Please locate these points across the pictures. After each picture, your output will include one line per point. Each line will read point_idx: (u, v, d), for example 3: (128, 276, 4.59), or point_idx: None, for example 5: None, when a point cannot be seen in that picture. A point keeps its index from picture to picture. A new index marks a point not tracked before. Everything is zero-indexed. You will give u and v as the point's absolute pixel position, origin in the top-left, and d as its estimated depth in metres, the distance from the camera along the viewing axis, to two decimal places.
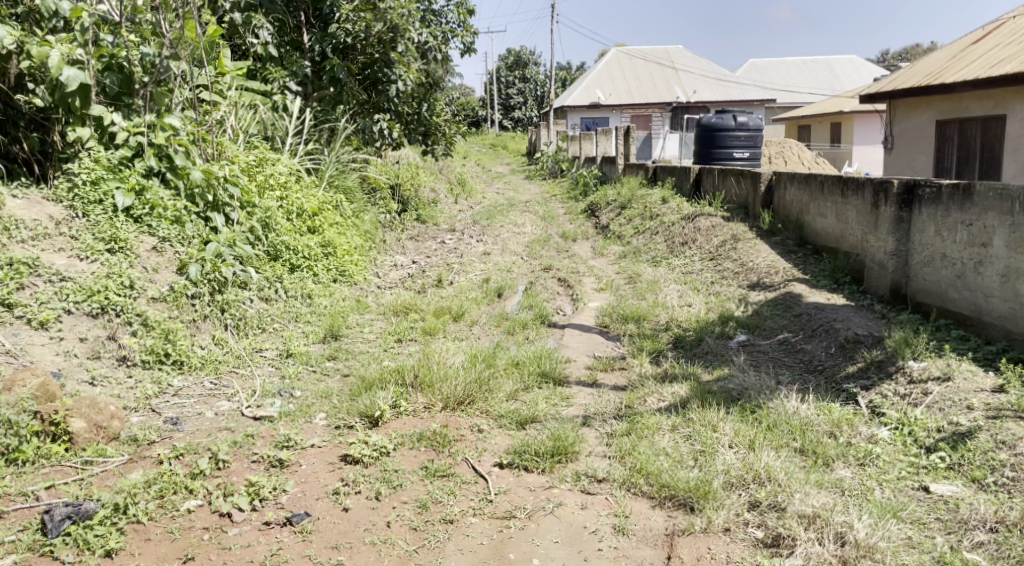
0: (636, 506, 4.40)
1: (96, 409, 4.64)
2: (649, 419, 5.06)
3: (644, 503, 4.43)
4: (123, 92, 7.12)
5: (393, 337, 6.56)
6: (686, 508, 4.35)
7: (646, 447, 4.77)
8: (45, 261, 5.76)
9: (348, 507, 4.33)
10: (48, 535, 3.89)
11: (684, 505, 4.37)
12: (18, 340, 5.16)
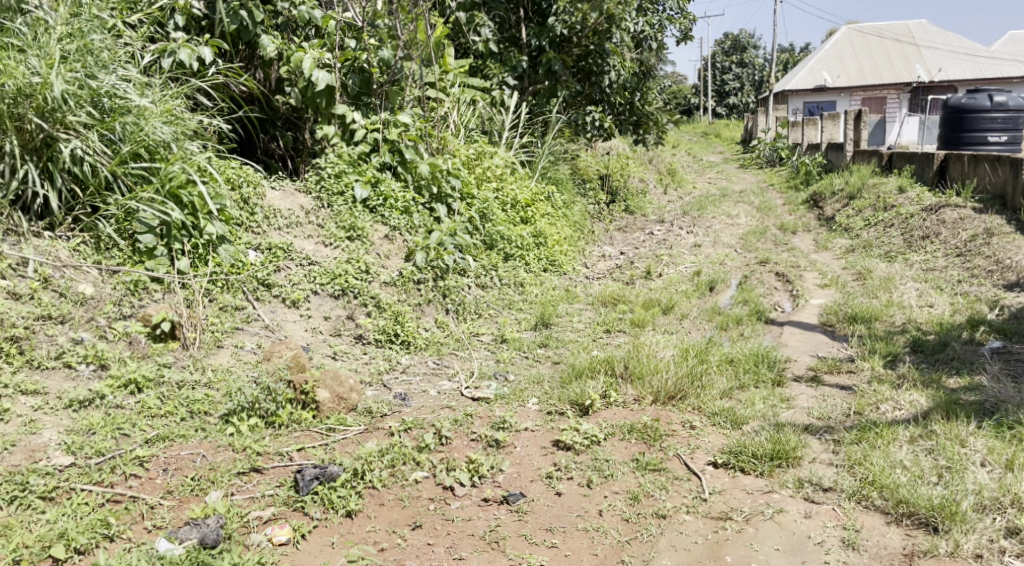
0: (870, 520, 4.24)
1: (338, 381, 5.07)
2: (884, 429, 4.82)
3: (878, 518, 4.25)
4: (363, 92, 7.71)
5: (602, 328, 6.64)
6: (928, 528, 4.14)
7: (879, 457, 4.57)
8: (297, 246, 6.41)
9: (560, 492, 4.48)
10: (300, 492, 4.26)
11: (926, 524, 4.16)
12: (275, 316, 5.76)
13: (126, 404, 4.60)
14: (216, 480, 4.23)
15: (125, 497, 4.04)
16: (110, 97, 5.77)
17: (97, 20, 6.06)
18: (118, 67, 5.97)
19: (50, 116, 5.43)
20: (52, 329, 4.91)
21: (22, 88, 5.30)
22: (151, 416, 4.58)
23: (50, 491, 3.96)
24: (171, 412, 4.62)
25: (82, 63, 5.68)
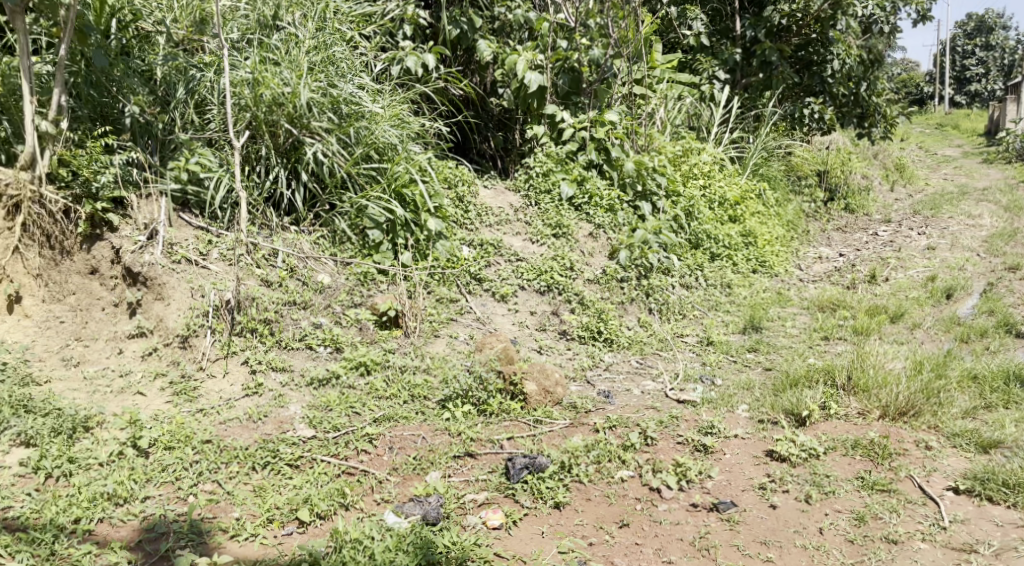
0: None
1: (544, 374, 5.13)
2: None
3: None
4: (573, 91, 7.81)
5: (820, 335, 6.37)
6: None
7: None
8: (506, 243, 6.65)
9: (776, 505, 4.35)
10: (510, 480, 4.39)
11: None
12: (485, 309, 5.99)
13: (357, 385, 4.97)
14: (434, 462, 4.46)
15: (357, 470, 4.34)
16: (347, 103, 6.22)
17: (338, 33, 6.58)
18: (355, 76, 6.45)
19: (297, 122, 5.92)
20: (297, 314, 5.36)
21: (276, 97, 5.85)
22: (378, 396, 4.91)
23: (296, 458, 4.33)
24: (394, 395, 4.92)
25: (325, 73, 6.22)
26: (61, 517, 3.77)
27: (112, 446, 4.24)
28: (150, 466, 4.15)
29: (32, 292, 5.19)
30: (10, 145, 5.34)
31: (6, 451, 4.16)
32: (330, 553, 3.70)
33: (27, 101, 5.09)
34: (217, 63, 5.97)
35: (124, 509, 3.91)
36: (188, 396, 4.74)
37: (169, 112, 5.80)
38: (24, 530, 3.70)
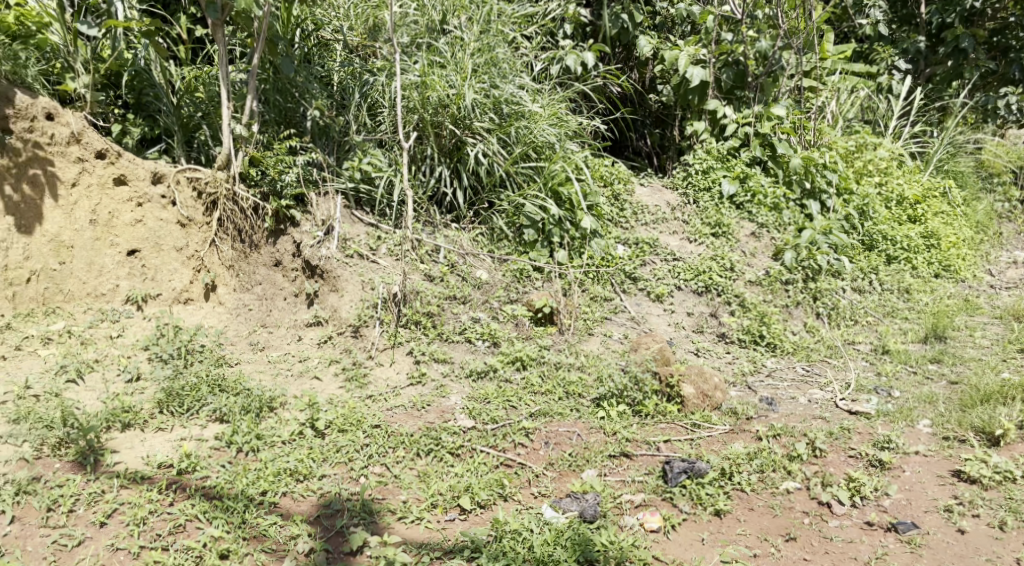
0: None
1: (702, 378, 5.04)
2: None
3: None
4: (737, 86, 7.61)
5: (1014, 347, 5.95)
6: None
7: None
8: (663, 242, 6.62)
9: (964, 530, 4.13)
10: (668, 483, 4.35)
11: None
12: (640, 309, 5.98)
13: (514, 379, 5.10)
14: (590, 460, 4.50)
15: (515, 463, 4.45)
16: (507, 103, 6.38)
17: (502, 35, 6.71)
18: (516, 76, 6.62)
19: (460, 123, 6.17)
20: (457, 308, 5.57)
21: (443, 99, 6.08)
22: (534, 391, 5.00)
23: (457, 447, 4.49)
24: (550, 391, 5.00)
25: (488, 75, 6.37)
26: (250, 488, 4.07)
27: (293, 426, 4.56)
28: (326, 446, 4.44)
29: (225, 283, 5.67)
30: (209, 148, 5.85)
31: (204, 426, 4.57)
32: (492, 541, 3.84)
33: (225, 107, 5.57)
34: (389, 68, 6.33)
35: (304, 484, 4.18)
36: (358, 382, 5.02)
37: (344, 115, 6.17)
38: (218, 498, 4.02)
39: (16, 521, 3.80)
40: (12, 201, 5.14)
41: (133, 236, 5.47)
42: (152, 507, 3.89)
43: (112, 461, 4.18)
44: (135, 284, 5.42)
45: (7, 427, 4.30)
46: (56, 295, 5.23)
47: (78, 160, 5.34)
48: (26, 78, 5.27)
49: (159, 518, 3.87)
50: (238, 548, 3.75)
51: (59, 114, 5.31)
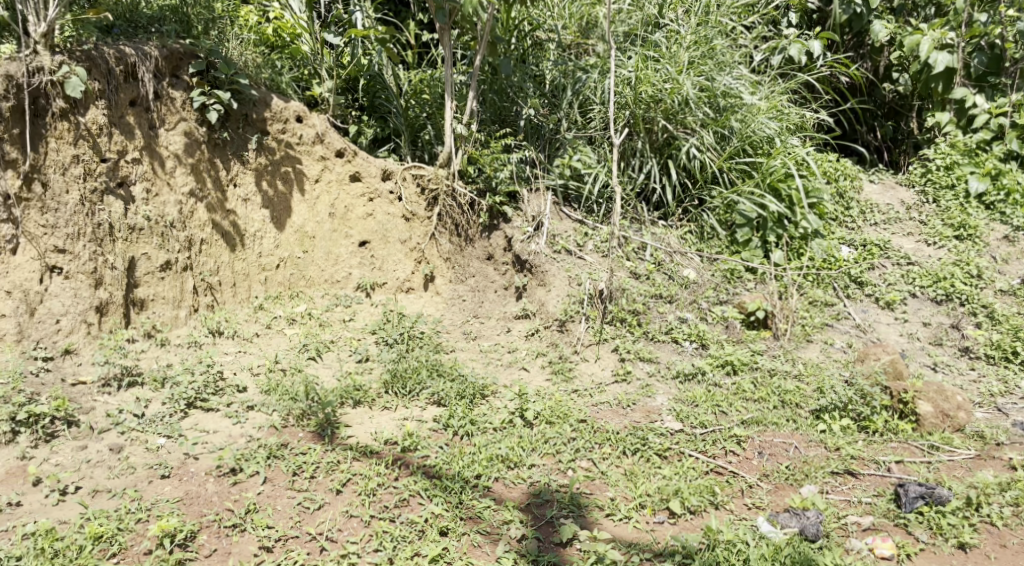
0: None
1: (943, 396, 4.79)
2: None
3: None
4: (990, 72, 7.04)
5: None
6: None
7: None
8: (895, 244, 6.29)
9: None
10: (903, 508, 4.14)
11: None
12: (867, 315, 5.71)
13: (724, 383, 5.03)
14: (810, 475, 4.38)
15: (726, 471, 4.41)
16: (724, 96, 6.29)
17: (721, 26, 6.57)
18: (734, 68, 6.49)
19: (674, 117, 6.14)
20: (663, 307, 5.55)
21: (656, 94, 6.05)
22: (745, 398, 4.92)
23: (665, 449, 4.51)
24: (764, 398, 4.89)
25: (705, 67, 6.26)
26: (466, 471, 4.29)
27: (504, 414, 4.74)
28: (536, 436, 4.58)
29: (443, 274, 6.03)
30: (433, 146, 6.20)
31: (424, 407, 4.87)
32: (703, 549, 3.83)
33: (448, 108, 5.89)
34: (603, 65, 6.36)
35: (515, 472, 4.35)
36: (564, 375, 5.14)
37: (557, 113, 6.29)
38: (438, 477, 4.26)
39: (268, 481, 4.17)
40: (267, 195, 5.68)
41: (365, 228, 5.96)
42: (380, 480, 4.20)
43: (346, 434, 4.54)
44: (365, 272, 5.93)
45: (259, 397, 4.78)
46: (300, 280, 5.78)
47: (322, 158, 5.84)
48: (280, 86, 5.80)
49: (386, 491, 4.16)
50: (456, 526, 3.96)
51: (307, 116, 5.80)
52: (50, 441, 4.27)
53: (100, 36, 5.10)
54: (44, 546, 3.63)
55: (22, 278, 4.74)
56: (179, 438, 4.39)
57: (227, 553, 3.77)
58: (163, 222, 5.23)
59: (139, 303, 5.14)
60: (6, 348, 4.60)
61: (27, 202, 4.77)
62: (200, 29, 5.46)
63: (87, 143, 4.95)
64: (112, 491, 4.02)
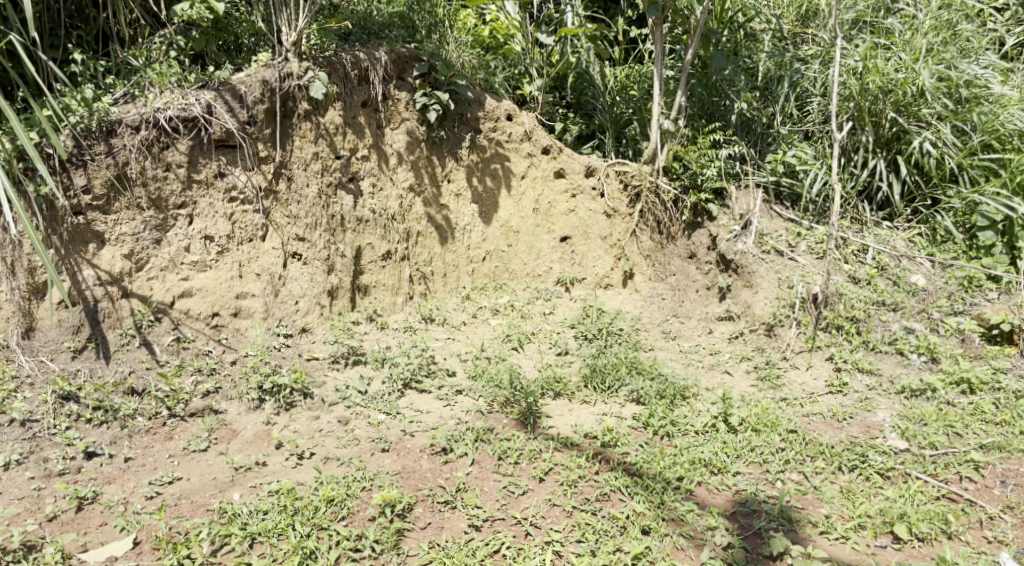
0: None
1: None
2: None
3: None
4: None
5: None
6: None
7: None
8: None
9: None
10: None
11: None
12: None
13: (958, 403, 4.75)
14: None
15: (961, 499, 4.14)
16: (968, 87, 5.91)
17: (966, 9, 6.23)
18: (981, 54, 6.13)
19: (905, 109, 5.80)
20: (886, 316, 5.29)
21: (885, 85, 5.73)
22: (984, 420, 4.62)
23: (887, 469, 4.29)
24: (1008, 422, 4.58)
25: (946, 54, 5.95)
26: (668, 472, 4.25)
27: (707, 417, 4.64)
28: (740, 443, 4.47)
29: (642, 271, 5.98)
30: (637, 142, 6.13)
31: (623, 404, 4.89)
32: None
33: (656, 102, 5.87)
34: (824, 56, 6.15)
35: (719, 478, 4.26)
36: (772, 383, 4.99)
37: (771, 107, 6.10)
38: (639, 475, 4.26)
39: (475, 463, 4.34)
40: (477, 191, 5.87)
41: (567, 224, 6.02)
42: (581, 472, 4.26)
43: (547, 425, 4.64)
44: (565, 268, 5.99)
45: (467, 382, 5.00)
46: (504, 273, 5.92)
47: (529, 155, 5.95)
48: (493, 85, 5.96)
49: (587, 483, 4.21)
50: (659, 527, 3.93)
51: (517, 114, 5.93)
52: (289, 410, 4.66)
53: (341, 43, 5.46)
54: (286, 503, 3.95)
55: (269, 263, 5.12)
56: (397, 415, 4.68)
57: (441, 527, 3.96)
58: (386, 215, 5.53)
59: (363, 288, 5.45)
60: (255, 324, 5.02)
61: (275, 195, 5.15)
62: (423, 34, 5.73)
63: (325, 142, 5.30)
64: (340, 459, 4.33)
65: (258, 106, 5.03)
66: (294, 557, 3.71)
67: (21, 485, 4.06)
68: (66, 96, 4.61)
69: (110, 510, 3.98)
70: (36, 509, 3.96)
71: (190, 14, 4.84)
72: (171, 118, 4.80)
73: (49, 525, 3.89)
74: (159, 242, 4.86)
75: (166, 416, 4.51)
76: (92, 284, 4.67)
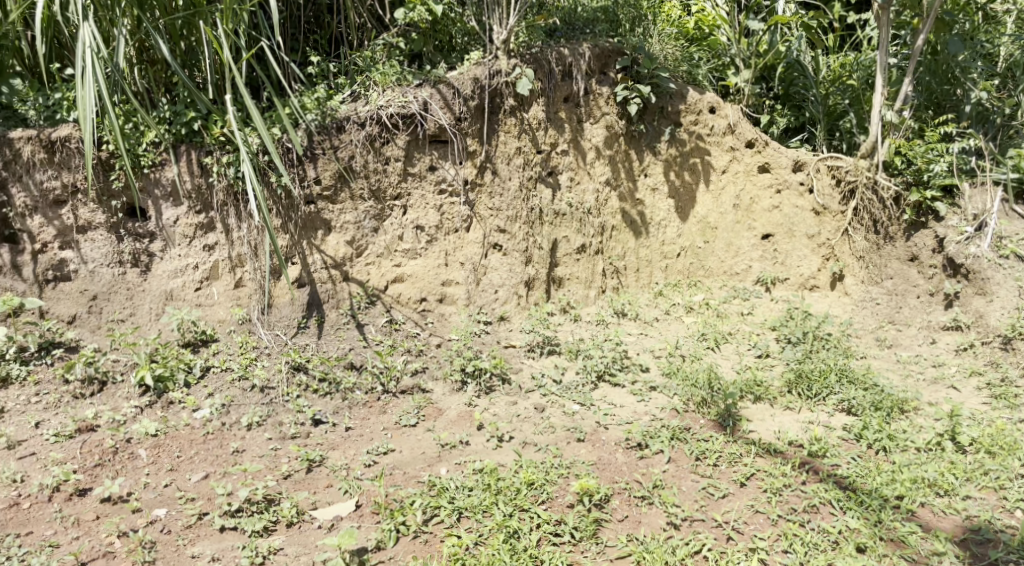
0: None
1: None
2: None
3: None
4: None
5: None
6: None
7: None
8: None
9: None
10: None
11: None
12: None
13: None
14: None
15: None
16: None
17: None
18: None
19: None
20: None
21: None
22: None
23: None
24: None
25: None
26: (886, 489, 4.15)
27: (931, 435, 4.48)
28: (971, 465, 4.29)
29: (854, 273, 5.66)
30: (853, 136, 5.80)
31: (831, 414, 4.76)
32: None
33: (878, 93, 5.50)
34: None
35: (946, 500, 4.11)
36: (1009, 402, 4.68)
37: (1014, 96, 5.54)
38: (851, 489, 4.18)
39: (672, 461, 4.38)
40: (674, 185, 5.80)
41: (769, 221, 5.82)
42: (787, 481, 4.23)
43: (747, 428, 4.62)
44: (766, 267, 5.80)
45: (661, 379, 4.99)
46: (699, 270, 5.84)
47: (731, 149, 5.83)
48: (698, 77, 5.85)
49: (793, 493, 4.18)
50: (875, 545, 3.86)
51: (720, 107, 5.83)
52: (489, 394, 4.86)
53: (547, 38, 5.57)
54: (490, 482, 4.15)
55: (472, 253, 5.35)
56: (591, 406, 4.77)
57: (638, 522, 4.03)
58: (582, 209, 5.59)
59: (557, 280, 5.56)
60: (458, 310, 5.28)
61: (481, 187, 5.35)
62: (627, 28, 5.76)
63: (528, 137, 5.43)
64: (538, 445, 4.48)
65: (469, 103, 5.24)
66: (499, 534, 3.88)
67: (260, 444, 4.47)
68: (304, 94, 5.04)
69: (334, 474, 4.30)
70: (274, 467, 4.32)
71: (412, 18, 5.15)
72: (392, 115, 5.09)
73: (284, 482, 4.23)
74: (377, 231, 5.20)
75: (380, 391, 4.83)
76: (319, 267, 5.10)
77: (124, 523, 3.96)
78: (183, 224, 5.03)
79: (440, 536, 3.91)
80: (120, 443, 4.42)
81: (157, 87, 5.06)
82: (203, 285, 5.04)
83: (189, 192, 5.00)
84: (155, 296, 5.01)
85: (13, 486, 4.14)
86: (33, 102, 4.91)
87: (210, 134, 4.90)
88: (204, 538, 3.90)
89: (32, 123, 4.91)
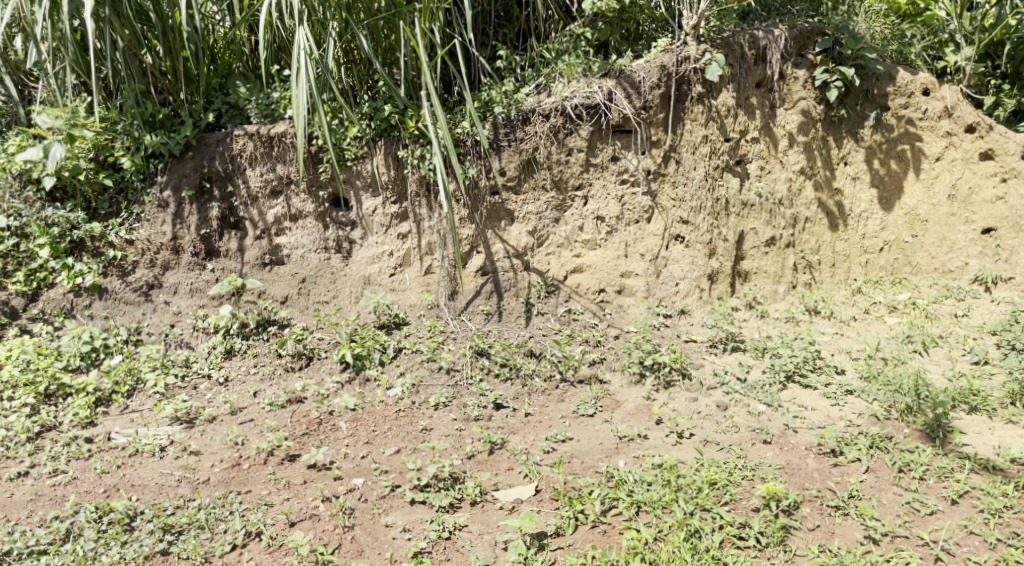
0: None
1: None
2: None
3: None
4: None
5: None
6: None
7: None
8: None
9: None
10: None
11: None
12: None
13: None
14: None
15: None
16: None
17: None
18: None
19: None
20: None
21: None
22: None
23: None
24: None
25: None
26: None
27: None
28: None
29: None
30: None
31: None
32: None
33: None
34: None
35: None
36: None
37: None
38: None
39: (870, 471, 4.08)
40: (878, 174, 5.49)
41: (991, 214, 5.42)
42: (1008, 502, 3.83)
43: (961, 441, 4.21)
44: (986, 264, 5.37)
45: (859, 382, 4.65)
46: (906, 266, 5.46)
47: (947, 134, 5.46)
48: (909, 56, 5.59)
49: (1015, 515, 3.79)
50: None
51: (936, 88, 5.46)
52: (668, 388, 4.77)
53: (739, 22, 5.39)
54: (670, 478, 4.05)
55: (653, 244, 5.26)
56: (780, 407, 4.54)
57: (832, 532, 3.79)
58: (773, 199, 5.37)
59: (744, 274, 5.36)
60: (637, 302, 5.22)
61: (664, 177, 5.25)
62: (828, 6, 5.52)
63: (716, 125, 5.28)
64: (721, 444, 4.33)
65: (655, 91, 5.16)
66: (679, 532, 3.79)
67: (447, 424, 4.64)
68: (493, 88, 5.18)
69: (515, 457, 4.39)
70: (460, 447, 4.47)
71: (599, 6, 5.17)
72: (576, 105, 5.13)
73: (468, 461, 4.37)
74: (558, 221, 5.26)
75: (560, 379, 4.88)
76: (502, 256, 5.24)
77: (327, 489, 4.23)
78: (381, 214, 5.36)
79: (618, 528, 3.88)
80: (324, 415, 4.75)
81: (360, 84, 5.36)
82: (397, 271, 5.34)
83: (387, 183, 5.31)
84: (354, 280, 5.36)
85: (234, 448, 4.53)
86: (255, 101, 5.45)
87: (406, 128, 5.19)
88: (397, 509, 4.10)
89: (254, 121, 5.43)
